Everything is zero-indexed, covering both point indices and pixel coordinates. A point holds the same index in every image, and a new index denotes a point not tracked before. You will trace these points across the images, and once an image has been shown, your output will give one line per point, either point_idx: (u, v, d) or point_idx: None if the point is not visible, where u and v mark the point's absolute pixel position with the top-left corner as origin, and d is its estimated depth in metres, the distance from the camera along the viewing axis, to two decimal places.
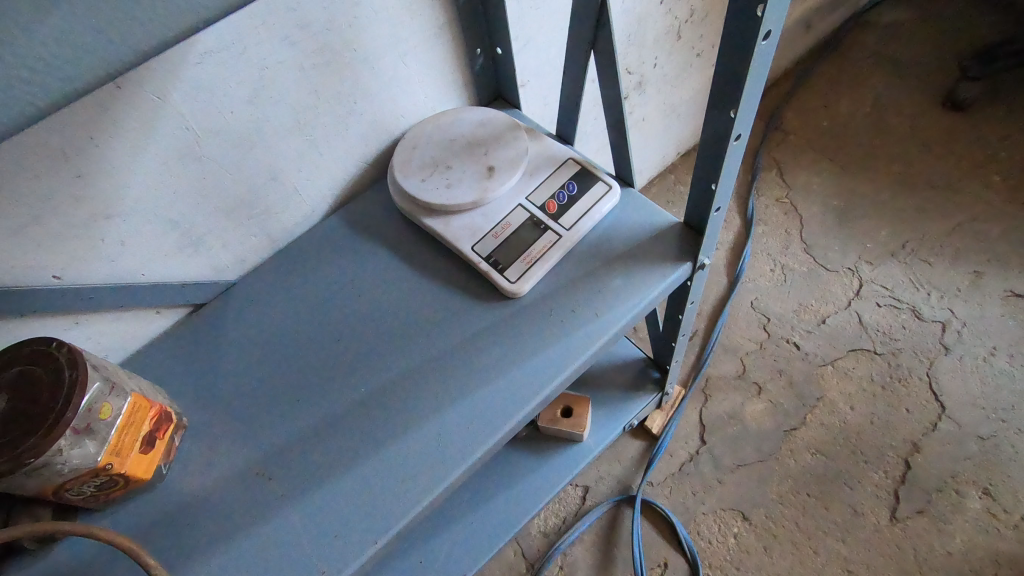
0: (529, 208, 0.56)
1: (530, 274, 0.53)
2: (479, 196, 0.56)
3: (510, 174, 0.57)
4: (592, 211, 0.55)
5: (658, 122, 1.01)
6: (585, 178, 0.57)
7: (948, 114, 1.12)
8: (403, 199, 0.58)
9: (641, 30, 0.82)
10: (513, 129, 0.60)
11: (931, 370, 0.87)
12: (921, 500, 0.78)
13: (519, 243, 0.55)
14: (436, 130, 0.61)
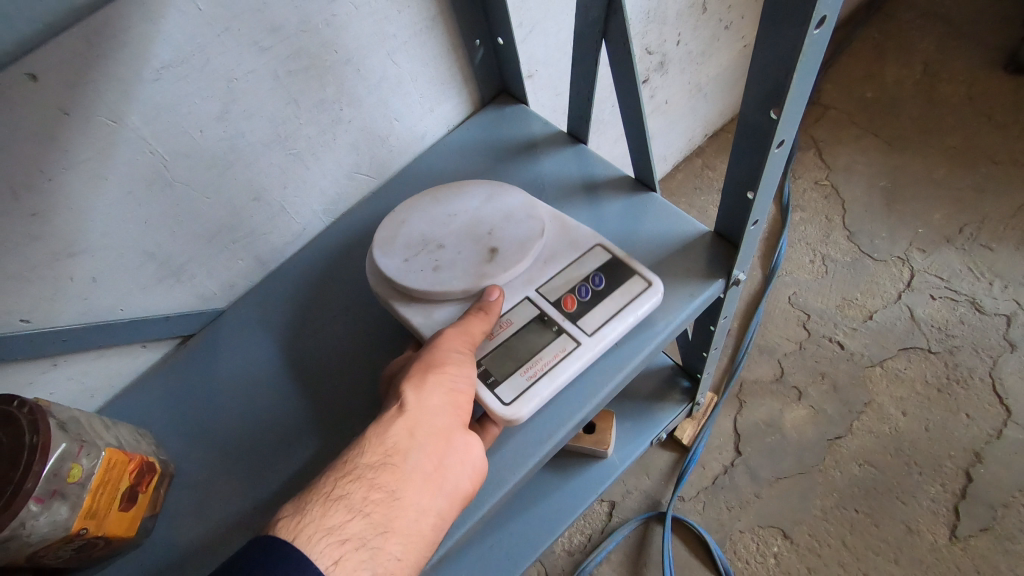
0: (540, 303, 0.45)
1: (531, 392, 0.41)
2: (472, 286, 0.44)
3: (516, 259, 0.46)
4: (623, 315, 0.44)
5: (682, 106, 0.93)
6: (615, 272, 0.46)
7: (1010, 79, 1.01)
8: (379, 280, 0.47)
9: (662, 7, 0.74)
10: (526, 206, 0.49)
11: (994, 370, 0.79)
12: (984, 516, 0.71)
13: (522, 349, 0.43)
14: (432, 200, 0.50)
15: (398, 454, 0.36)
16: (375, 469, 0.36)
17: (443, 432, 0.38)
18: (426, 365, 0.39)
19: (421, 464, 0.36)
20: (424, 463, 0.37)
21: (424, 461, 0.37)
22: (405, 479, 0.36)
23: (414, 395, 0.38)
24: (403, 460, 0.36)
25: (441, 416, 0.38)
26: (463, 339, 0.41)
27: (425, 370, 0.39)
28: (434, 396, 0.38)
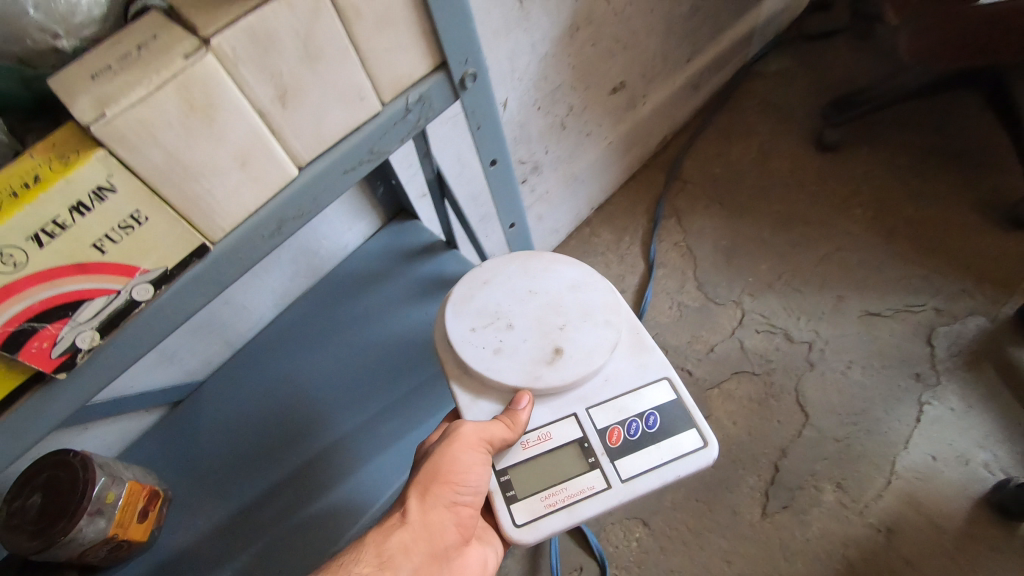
0: (583, 428, 0.55)
1: (543, 522, 0.52)
2: (531, 378, 0.55)
3: (574, 366, 0.55)
4: (662, 470, 0.54)
5: (564, 192, 1.19)
6: (672, 421, 0.56)
7: (820, 155, 1.30)
8: (450, 332, 0.58)
9: (525, 131, 0.99)
10: (608, 312, 0.59)
11: (799, 386, 1.04)
12: (786, 496, 0.95)
13: (557, 473, 0.54)
14: (519, 282, 0.60)
15: (393, 563, 0.44)
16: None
17: (440, 536, 0.47)
18: (436, 471, 0.48)
19: None
20: None
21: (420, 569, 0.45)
22: None
23: (418, 501, 0.47)
24: (396, 568, 0.44)
25: (440, 522, 0.48)
26: (483, 442, 0.51)
27: (436, 477, 0.48)
28: (436, 505, 0.48)
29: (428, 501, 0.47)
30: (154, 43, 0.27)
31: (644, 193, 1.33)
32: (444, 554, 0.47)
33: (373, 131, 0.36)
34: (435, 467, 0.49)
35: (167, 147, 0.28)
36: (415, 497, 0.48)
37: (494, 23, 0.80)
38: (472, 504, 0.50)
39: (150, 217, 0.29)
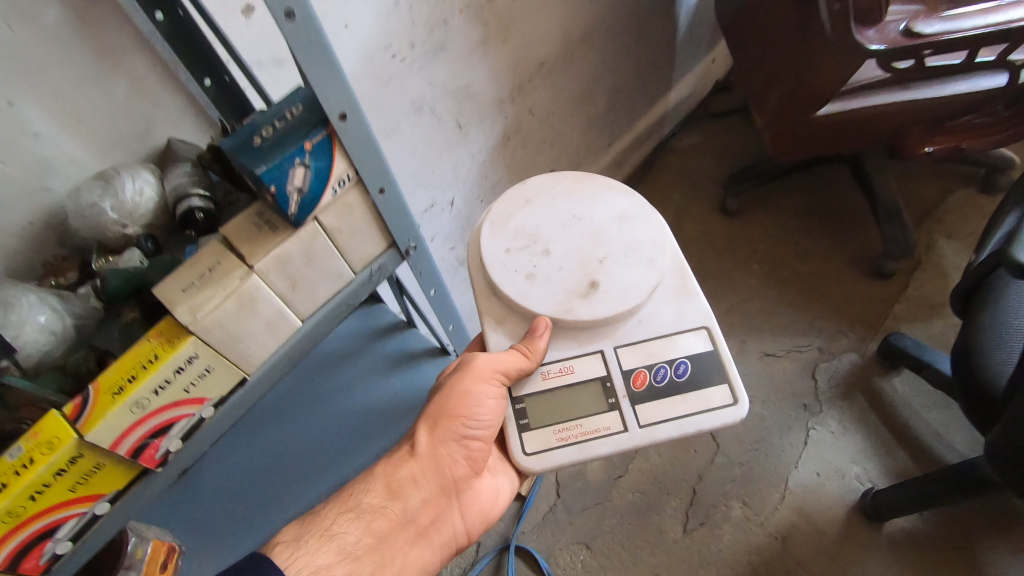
0: (609, 366, 0.62)
1: (554, 452, 0.60)
2: (563, 301, 0.62)
3: (607, 302, 0.62)
4: (683, 420, 0.61)
5: None
6: (702, 374, 0.62)
7: (725, 218, 1.54)
8: (490, 245, 0.65)
9: (470, 219, 1.19)
10: (652, 249, 0.64)
11: None
12: (702, 514, 1.13)
13: (575, 410, 0.61)
14: (567, 208, 0.66)
15: (401, 491, 0.63)
16: (375, 512, 0.62)
17: (446, 466, 0.65)
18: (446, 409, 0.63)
19: (415, 506, 0.64)
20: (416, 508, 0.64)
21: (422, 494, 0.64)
22: (400, 517, 0.63)
23: (428, 436, 0.64)
24: (403, 495, 0.63)
25: (448, 453, 0.65)
26: (496, 375, 0.61)
27: (448, 411, 0.63)
28: (446, 440, 0.64)
29: (435, 438, 0.65)
30: (218, 268, 0.44)
31: None
32: (450, 479, 0.66)
33: (356, 285, 0.54)
34: (449, 402, 0.63)
35: (228, 327, 0.44)
36: (427, 438, 0.64)
37: (439, 144, 1.00)
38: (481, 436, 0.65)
39: (217, 368, 0.45)
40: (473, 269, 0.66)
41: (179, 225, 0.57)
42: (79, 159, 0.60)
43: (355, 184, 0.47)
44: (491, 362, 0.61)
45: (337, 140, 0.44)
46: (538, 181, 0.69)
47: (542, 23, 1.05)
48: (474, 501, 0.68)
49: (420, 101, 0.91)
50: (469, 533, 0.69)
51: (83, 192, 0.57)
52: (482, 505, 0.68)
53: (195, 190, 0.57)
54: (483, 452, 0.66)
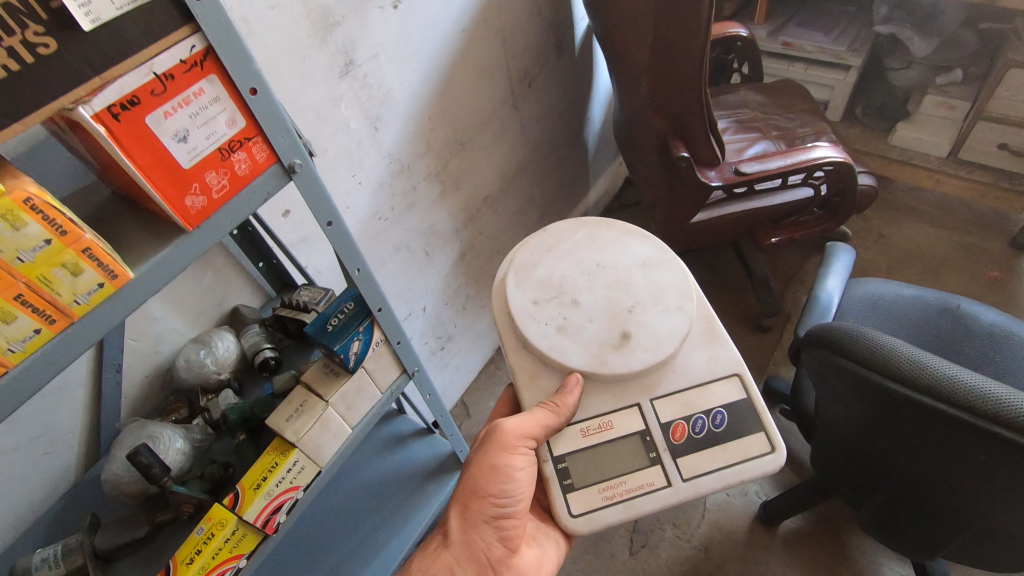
0: (648, 420, 0.72)
1: (601, 512, 0.68)
2: (598, 348, 0.72)
3: (638, 351, 0.72)
4: (725, 470, 0.69)
5: (472, 345, 1.68)
6: (738, 423, 0.72)
7: None
8: (527, 297, 0.76)
9: (439, 317, 1.48)
10: (678, 299, 0.76)
11: None
12: (642, 538, 1.42)
13: (620, 467, 0.70)
14: (595, 260, 0.79)
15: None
16: None
17: (481, 548, 0.71)
18: (480, 485, 0.72)
19: None
20: None
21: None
22: None
23: (462, 517, 0.72)
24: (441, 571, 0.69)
25: (484, 534, 0.71)
26: (524, 437, 0.69)
27: (481, 487, 0.72)
28: (480, 520, 0.72)
29: (470, 521, 0.72)
30: (307, 403, 0.73)
31: None
32: (489, 560, 0.71)
33: (383, 400, 0.83)
34: (481, 478, 0.72)
35: (309, 438, 0.72)
36: (463, 518, 0.72)
37: (413, 269, 1.31)
38: (513, 512, 0.73)
39: (304, 464, 0.72)
40: (506, 322, 0.77)
41: (257, 369, 0.85)
42: (178, 327, 0.86)
43: (384, 342, 0.79)
44: (519, 424, 0.70)
45: (377, 323, 0.76)
46: (560, 234, 0.82)
47: (484, 171, 1.40)
48: None
49: (399, 242, 1.23)
50: None
51: (187, 353, 0.83)
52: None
53: (266, 344, 0.86)
54: (517, 531, 0.73)
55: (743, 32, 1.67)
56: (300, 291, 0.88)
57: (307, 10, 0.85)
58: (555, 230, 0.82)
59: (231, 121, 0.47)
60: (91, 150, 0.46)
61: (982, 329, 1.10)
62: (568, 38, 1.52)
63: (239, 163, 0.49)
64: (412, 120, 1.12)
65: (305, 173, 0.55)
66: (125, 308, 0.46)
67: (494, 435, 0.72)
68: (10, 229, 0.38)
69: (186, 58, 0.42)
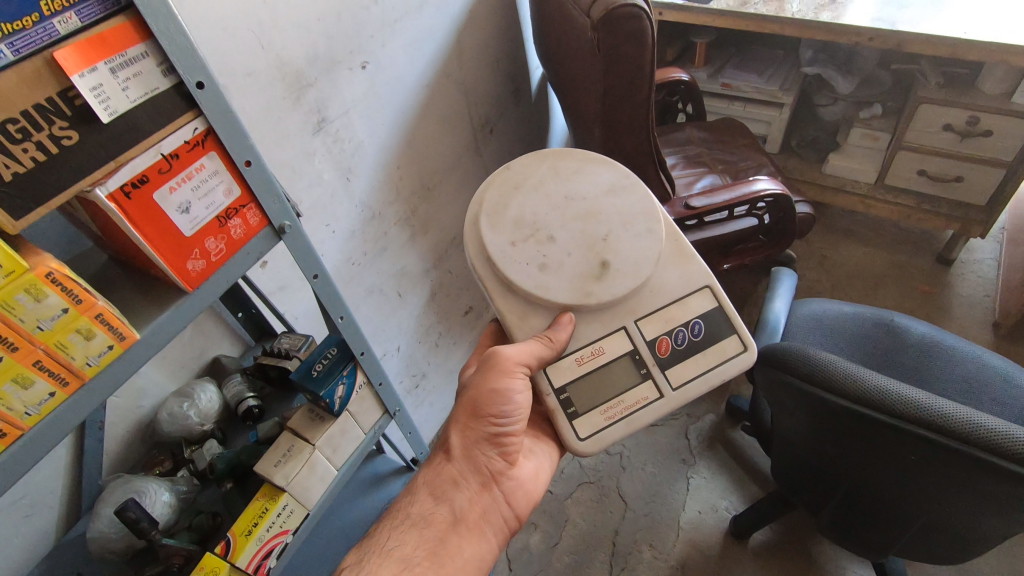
0: (635, 339, 0.80)
1: (606, 431, 0.79)
2: (582, 282, 0.77)
3: (618, 278, 0.77)
4: (706, 373, 0.81)
5: (445, 381, 1.71)
6: (712, 332, 0.82)
7: None
8: (504, 237, 0.78)
9: (413, 356, 1.52)
10: (647, 221, 0.80)
11: (619, 484, 1.59)
12: (621, 562, 1.45)
13: (614, 382, 0.80)
14: (562, 193, 0.80)
15: (446, 499, 0.78)
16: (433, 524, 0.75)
17: (482, 462, 0.81)
18: (481, 407, 0.78)
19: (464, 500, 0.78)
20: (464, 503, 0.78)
21: (469, 490, 0.79)
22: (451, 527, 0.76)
23: (461, 436, 0.81)
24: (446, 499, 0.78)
25: (485, 449, 0.81)
26: (520, 365, 0.75)
27: (482, 408, 0.78)
28: (480, 438, 0.81)
29: (472, 437, 0.81)
30: (294, 447, 0.76)
31: None
32: (490, 471, 0.81)
33: (366, 441, 0.86)
34: (483, 399, 0.78)
35: (297, 481, 0.74)
36: (462, 435, 0.81)
37: (386, 311, 1.35)
38: (512, 429, 0.80)
39: (293, 507, 0.74)
40: (484, 263, 0.79)
41: (241, 418, 0.87)
42: (158, 381, 0.88)
43: (366, 384, 0.83)
44: (516, 353, 0.75)
45: (359, 366, 0.80)
46: (523, 170, 0.82)
47: (451, 213, 1.47)
48: (516, 489, 0.82)
49: (372, 285, 1.27)
50: (518, 515, 0.83)
51: (170, 407, 0.84)
52: (524, 493, 0.84)
53: (248, 393, 0.88)
54: (514, 444, 0.82)
55: (685, 77, 1.81)
56: (281, 338, 0.91)
57: (281, 74, 0.91)
58: (518, 166, 0.82)
59: (228, 191, 0.52)
60: (97, 223, 0.50)
61: (914, 340, 1.21)
62: (525, 87, 1.62)
63: (234, 229, 0.54)
64: (381, 169, 1.18)
65: (293, 233, 0.60)
66: (131, 367, 0.49)
67: (489, 364, 0.77)
68: (33, 301, 0.42)
69: (189, 139, 0.48)
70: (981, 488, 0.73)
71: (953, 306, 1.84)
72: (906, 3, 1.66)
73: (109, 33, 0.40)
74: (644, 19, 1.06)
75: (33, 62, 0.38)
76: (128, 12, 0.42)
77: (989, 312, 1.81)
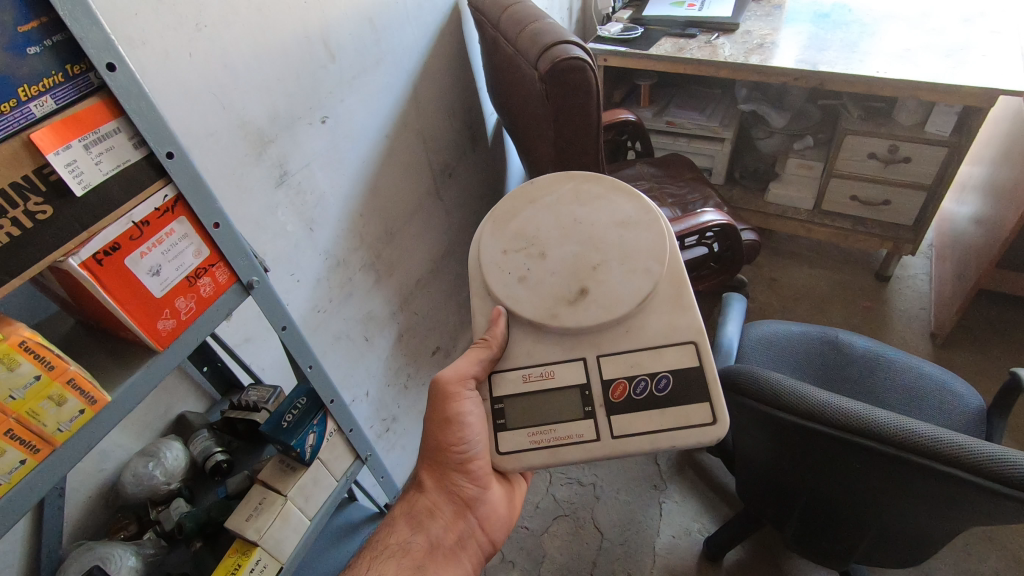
0: (589, 374, 0.78)
1: (524, 456, 0.77)
2: (547, 299, 0.77)
3: (592, 308, 0.76)
4: (656, 434, 0.75)
5: (416, 423, 1.71)
6: (680, 395, 0.76)
7: None
8: (499, 247, 0.81)
9: (382, 400, 1.52)
10: (652, 259, 0.77)
11: (593, 515, 1.61)
12: None
13: (549, 406, 0.78)
14: (572, 212, 0.81)
15: (423, 525, 0.85)
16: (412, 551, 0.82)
17: (454, 491, 0.86)
18: (438, 438, 0.83)
19: (439, 528, 0.85)
20: (440, 531, 0.85)
21: (442, 519, 0.85)
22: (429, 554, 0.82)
23: (431, 465, 0.87)
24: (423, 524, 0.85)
25: (454, 479, 0.86)
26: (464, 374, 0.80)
27: (444, 441, 0.83)
28: (448, 469, 0.85)
29: (440, 468, 0.86)
30: (266, 500, 0.76)
31: None
32: (462, 500, 0.86)
33: (337, 489, 0.86)
34: (443, 432, 0.83)
35: (271, 532, 0.74)
36: (431, 464, 0.87)
37: (355, 356, 1.35)
38: (477, 456, 0.85)
39: (268, 559, 0.74)
40: (476, 268, 0.83)
41: (209, 474, 0.86)
42: (122, 443, 0.86)
43: (337, 431, 0.84)
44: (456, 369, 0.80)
45: (329, 414, 0.81)
46: (547, 188, 0.84)
47: (414, 257, 1.50)
48: (490, 515, 0.88)
49: (339, 332, 1.28)
50: (491, 538, 0.89)
51: (134, 468, 0.82)
52: (497, 518, 0.89)
53: (216, 448, 0.88)
54: (481, 471, 0.86)
55: (632, 117, 1.93)
56: (248, 391, 0.91)
57: (243, 133, 0.94)
58: (543, 183, 0.85)
59: (197, 252, 0.55)
60: (66, 289, 0.51)
61: (857, 355, 1.29)
62: (481, 133, 1.69)
63: (204, 287, 0.56)
64: (344, 219, 1.21)
65: (261, 288, 0.63)
66: (102, 429, 0.50)
67: (445, 394, 0.81)
68: (6, 370, 0.43)
69: (159, 206, 0.50)
70: (916, 490, 0.79)
71: (893, 320, 1.96)
72: (826, 46, 1.82)
73: (83, 113, 0.43)
74: (588, 70, 1.14)
75: (11, 144, 0.40)
76: (101, 93, 0.45)
77: (925, 324, 1.93)
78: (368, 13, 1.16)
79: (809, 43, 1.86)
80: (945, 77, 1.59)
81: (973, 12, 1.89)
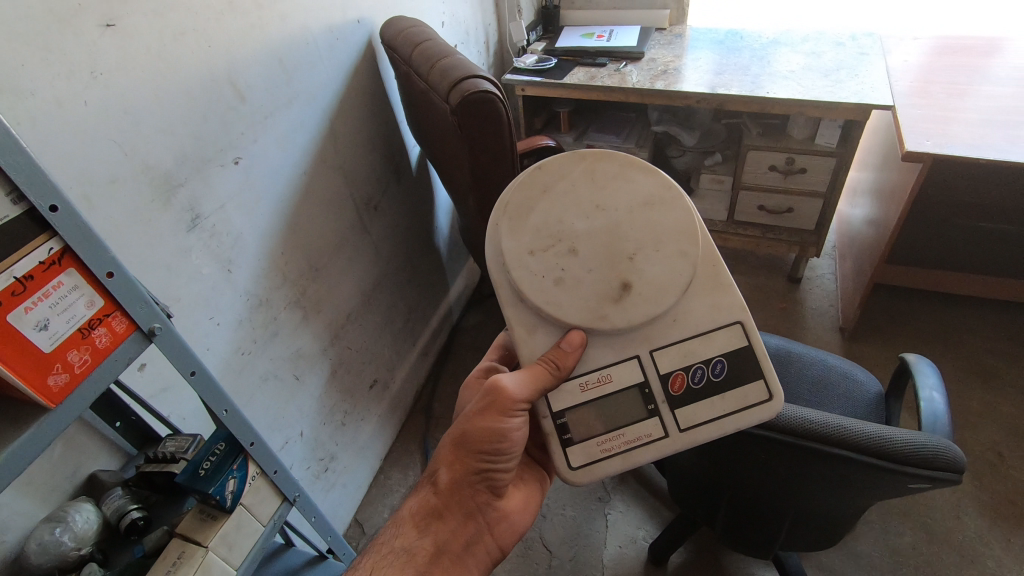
0: (647, 373, 0.78)
1: (598, 468, 0.77)
2: (595, 305, 0.75)
3: (637, 303, 0.75)
4: (721, 419, 0.78)
5: (357, 459, 1.67)
6: (735, 374, 0.79)
7: None
8: (521, 250, 0.76)
9: (318, 441, 1.49)
10: (686, 241, 0.77)
11: (541, 533, 1.62)
12: None
13: (616, 409, 0.78)
14: (595, 197, 0.76)
15: (429, 529, 0.82)
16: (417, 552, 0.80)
17: (469, 498, 0.83)
18: (473, 443, 0.81)
19: (449, 537, 0.81)
20: (450, 540, 0.81)
21: (452, 525, 0.82)
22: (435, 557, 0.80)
23: (450, 467, 0.83)
24: (431, 530, 0.82)
25: (475, 483, 0.83)
26: (519, 394, 0.75)
27: (475, 446, 0.80)
28: (470, 474, 0.83)
29: (463, 473, 0.83)
30: (185, 553, 0.74)
31: (414, 433, 1.87)
32: (475, 504, 0.84)
33: (267, 533, 0.84)
34: (475, 438, 0.80)
35: None
36: (449, 468, 0.83)
37: (284, 396, 1.33)
38: (504, 466, 0.82)
39: None
40: (500, 273, 0.77)
41: (124, 533, 0.82)
42: (26, 511, 0.82)
43: (261, 474, 0.82)
44: (515, 388, 0.75)
45: (251, 456, 0.80)
46: (560, 170, 0.77)
47: (343, 290, 1.49)
48: (501, 522, 0.86)
49: (266, 373, 1.26)
50: (500, 549, 0.86)
51: (39, 536, 0.78)
52: (507, 526, 0.86)
53: (132, 505, 0.84)
54: (502, 480, 0.84)
55: (551, 142, 2.00)
56: (166, 442, 0.88)
57: (148, 177, 0.92)
58: (554, 165, 0.77)
59: (89, 303, 0.54)
60: None
61: (771, 353, 1.38)
62: (404, 165, 1.72)
63: (99, 338, 0.55)
64: (265, 258, 1.20)
65: (165, 334, 0.61)
66: None
67: (489, 404, 0.78)
68: None
69: (44, 259, 0.50)
70: (815, 473, 0.84)
71: (807, 318, 2.11)
72: (723, 71, 1.98)
73: None
74: (497, 102, 1.19)
75: None
76: None
77: (834, 319, 2.09)
78: (277, 53, 1.17)
79: (709, 68, 2.00)
80: (826, 95, 1.76)
81: (846, 36, 2.10)
